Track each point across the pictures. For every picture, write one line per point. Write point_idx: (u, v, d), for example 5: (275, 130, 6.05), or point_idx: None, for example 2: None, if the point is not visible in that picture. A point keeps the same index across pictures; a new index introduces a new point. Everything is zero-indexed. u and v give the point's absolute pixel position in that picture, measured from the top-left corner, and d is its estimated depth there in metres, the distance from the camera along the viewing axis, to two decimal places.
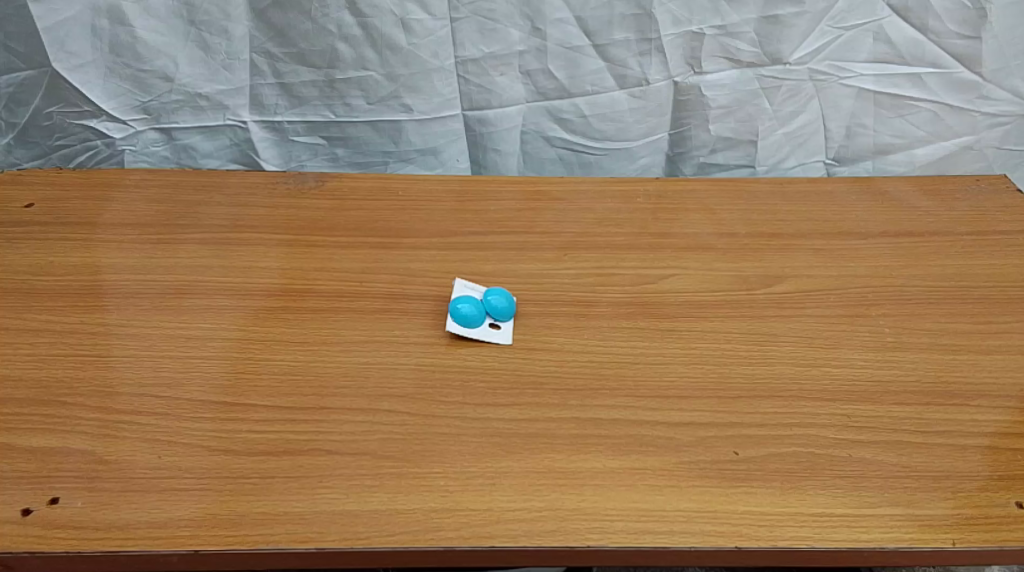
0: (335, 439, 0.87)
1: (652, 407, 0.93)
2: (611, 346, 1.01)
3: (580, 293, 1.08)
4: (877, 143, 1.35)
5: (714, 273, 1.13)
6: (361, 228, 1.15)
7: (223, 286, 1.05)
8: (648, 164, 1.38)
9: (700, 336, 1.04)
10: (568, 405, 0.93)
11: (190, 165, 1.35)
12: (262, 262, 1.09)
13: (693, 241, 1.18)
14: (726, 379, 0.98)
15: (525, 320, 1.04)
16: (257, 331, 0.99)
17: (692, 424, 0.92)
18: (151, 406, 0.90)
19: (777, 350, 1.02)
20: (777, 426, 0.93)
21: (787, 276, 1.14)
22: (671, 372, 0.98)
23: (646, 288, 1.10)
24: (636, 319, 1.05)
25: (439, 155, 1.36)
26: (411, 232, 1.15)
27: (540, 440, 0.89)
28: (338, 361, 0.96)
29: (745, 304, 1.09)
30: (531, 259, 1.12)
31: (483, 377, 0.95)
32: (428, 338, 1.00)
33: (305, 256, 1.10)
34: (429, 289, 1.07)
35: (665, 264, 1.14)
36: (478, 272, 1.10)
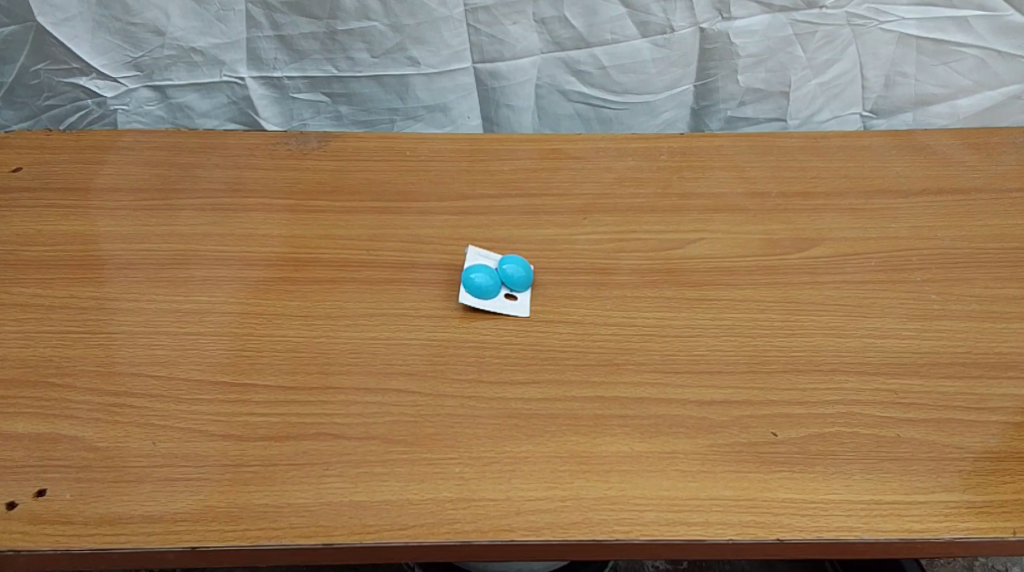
0: (340, 423, 0.80)
1: (682, 384, 0.87)
2: (636, 317, 0.94)
3: (602, 260, 1.01)
4: (917, 93, 1.27)
5: (746, 237, 1.06)
6: (367, 192, 1.08)
7: (221, 255, 0.98)
8: (672, 119, 1.29)
9: (732, 306, 0.97)
10: (591, 382, 0.86)
11: (187, 125, 1.28)
12: (263, 230, 1.02)
13: (722, 202, 1.10)
14: (762, 353, 0.91)
15: (543, 290, 0.97)
16: (256, 306, 0.92)
17: (726, 402, 0.85)
18: (144, 386, 0.83)
19: (814, 321, 0.95)
20: (818, 403, 0.86)
21: (824, 239, 1.06)
22: (702, 345, 0.92)
23: (673, 254, 1.02)
24: (663, 288, 0.98)
25: (450, 112, 1.28)
26: (421, 195, 1.08)
27: (562, 422, 0.82)
28: (343, 337, 0.89)
29: (780, 270, 1.01)
30: (548, 223, 1.05)
31: (499, 353, 0.89)
32: (439, 311, 0.93)
33: (308, 223, 1.03)
34: (440, 257, 1.00)
35: (692, 227, 1.06)
36: (492, 238, 1.03)
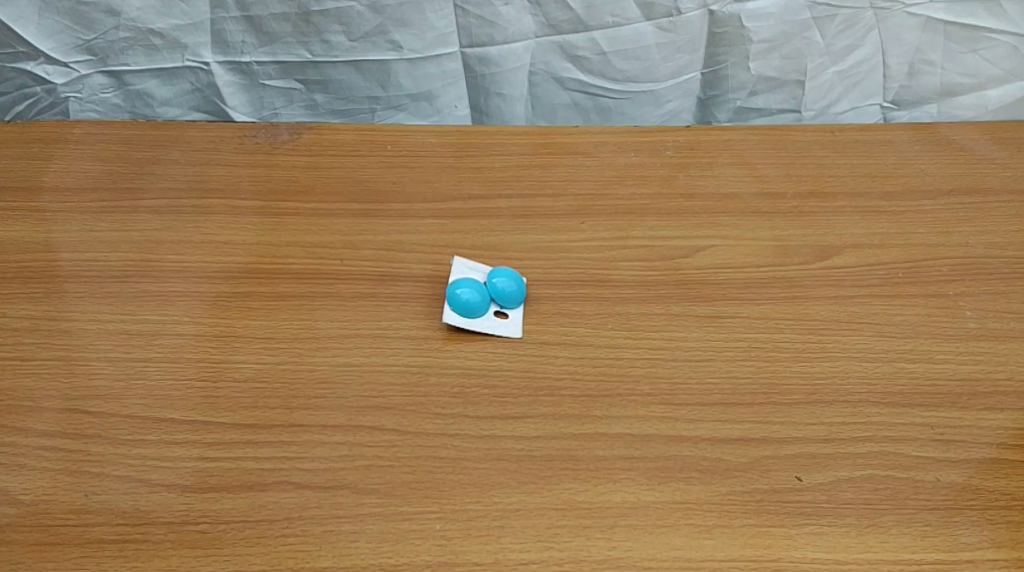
0: (305, 469, 0.71)
1: (693, 418, 0.77)
2: (642, 337, 0.84)
3: (602, 271, 0.91)
4: (944, 83, 1.16)
5: (761, 243, 0.95)
6: (341, 191, 0.97)
7: (176, 267, 0.88)
8: (676, 109, 1.19)
9: (747, 324, 0.87)
10: (591, 417, 0.76)
11: (147, 114, 1.17)
12: (224, 237, 0.91)
13: (735, 202, 1.00)
14: (781, 381, 0.81)
15: (537, 306, 0.86)
16: (213, 327, 0.82)
17: (743, 440, 0.75)
18: (82, 426, 0.73)
19: (839, 343, 0.85)
20: (847, 440, 0.76)
21: (847, 247, 0.96)
22: (715, 372, 0.82)
23: (681, 263, 0.92)
24: (671, 303, 0.88)
25: (435, 101, 1.18)
26: (401, 195, 0.97)
27: (559, 466, 0.72)
28: (310, 365, 0.79)
29: (800, 283, 0.91)
30: (543, 228, 0.95)
31: (487, 383, 0.78)
32: (420, 332, 0.83)
33: (274, 229, 0.92)
34: (422, 268, 0.89)
35: (702, 233, 0.96)
36: (481, 245, 0.92)
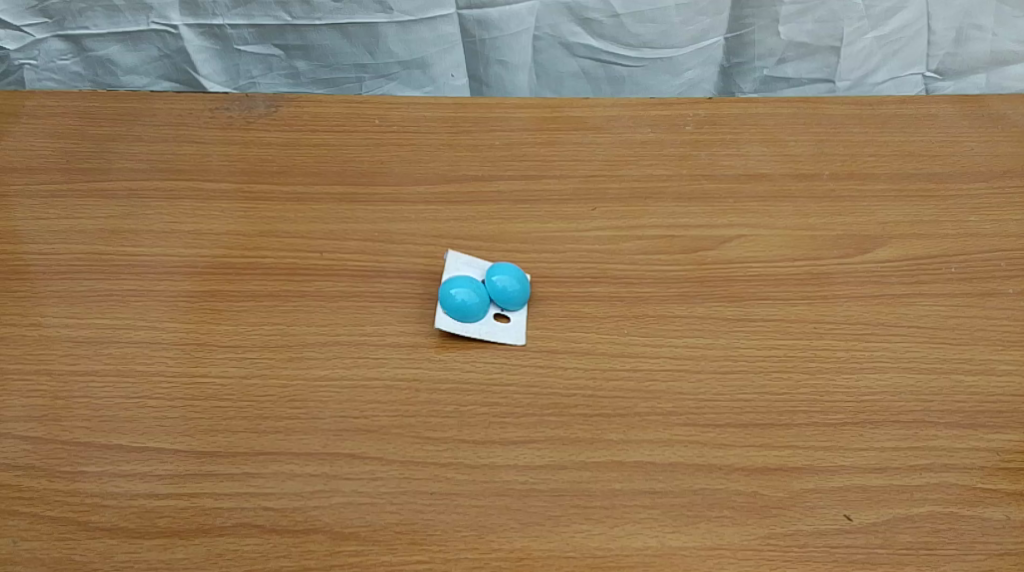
0: (272, 509, 0.61)
1: (723, 444, 0.67)
2: (664, 344, 0.74)
3: (617, 267, 0.80)
4: (994, 51, 1.04)
5: (797, 232, 0.84)
6: (322, 172, 0.86)
7: (131, 262, 0.77)
8: (696, 79, 1.08)
9: (782, 328, 0.76)
10: (606, 442, 0.66)
11: (110, 83, 1.06)
12: (188, 224, 0.80)
13: (766, 184, 0.88)
14: (823, 398, 0.71)
15: (543, 308, 0.76)
16: (171, 332, 0.71)
17: (782, 471, 0.66)
18: (16, 456, 0.63)
19: (887, 351, 0.75)
20: (902, 470, 0.66)
21: (891, 236, 0.85)
22: (748, 387, 0.71)
23: (705, 256, 0.81)
24: (696, 304, 0.77)
25: (429, 69, 1.06)
26: (389, 177, 0.86)
27: (571, 505, 0.63)
28: (282, 379, 0.68)
29: (840, 280, 0.80)
30: (549, 214, 0.83)
31: (486, 401, 0.68)
32: (409, 338, 0.72)
33: (246, 216, 0.81)
34: (412, 261, 0.78)
35: (729, 220, 0.85)
36: (479, 234, 0.81)
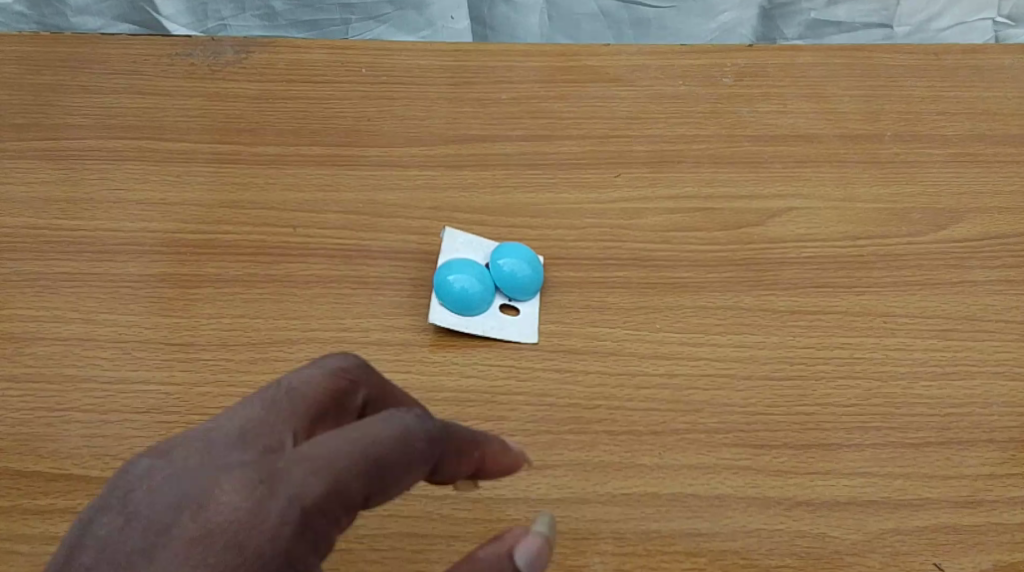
0: None
1: (780, 470, 0.57)
2: (706, 343, 0.62)
3: (643, 245, 0.66)
4: None
5: (846, 206, 0.70)
6: (297, 128, 0.71)
7: (62, 239, 0.64)
8: (731, 23, 0.95)
9: (843, 322, 0.63)
10: (638, 468, 0.57)
11: (59, 25, 0.92)
12: (136, 191, 0.67)
13: (815, 146, 0.73)
14: (901, 411, 0.60)
15: (558, 296, 0.64)
16: (109, 327, 0.60)
17: (853, 507, 0.56)
18: None
19: (973, 351, 0.63)
20: (1002, 503, 0.57)
21: (968, 209, 0.70)
22: (807, 397, 0.60)
23: (752, 233, 0.68)
24: (743, 292, 0.64)
25: (425, 10, 0.94)
26: (377, 136, 0.71)
27: (609, 552, 0.54)
28: (240, 388, 0.58)
29: (912, 263, 0.67)
30: (566, 180, 0.70)
31: (491, 415, 0.58)
32: (398, 335, 0.61)
33: (207, 182, 0.68)
34: (402, 238, 0.66)
35: (779, 188, 0.70)
36: (482, 207, 0.68)
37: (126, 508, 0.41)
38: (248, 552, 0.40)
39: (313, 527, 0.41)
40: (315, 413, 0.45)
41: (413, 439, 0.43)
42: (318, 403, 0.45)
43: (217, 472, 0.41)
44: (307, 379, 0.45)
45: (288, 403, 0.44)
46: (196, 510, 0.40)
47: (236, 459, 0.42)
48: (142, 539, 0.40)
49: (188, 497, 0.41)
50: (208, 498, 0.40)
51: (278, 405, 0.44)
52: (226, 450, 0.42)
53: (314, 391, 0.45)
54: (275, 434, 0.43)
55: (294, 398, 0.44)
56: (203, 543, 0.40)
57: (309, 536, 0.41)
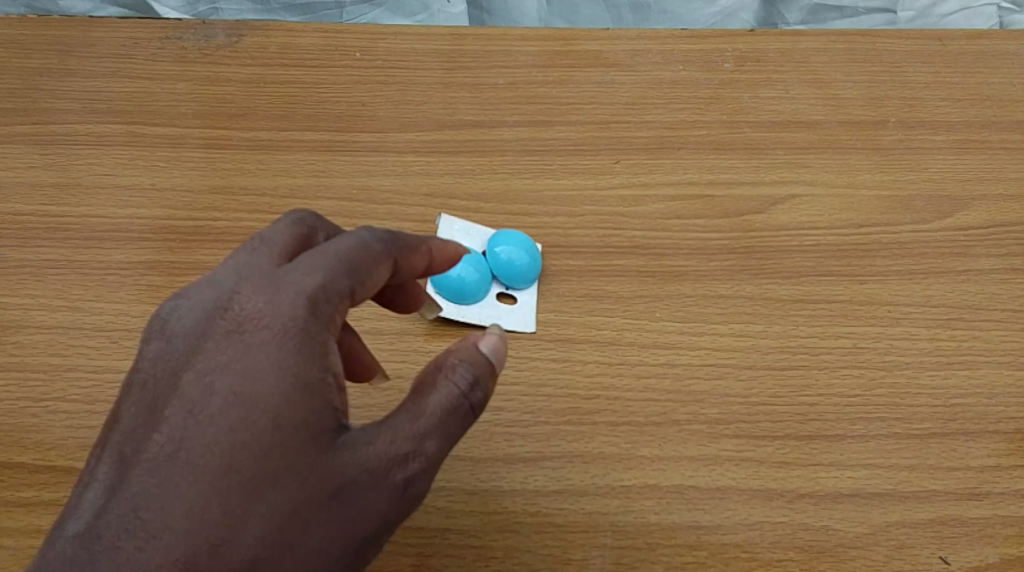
0: None
1: (782, 462, 0.56)
2: (707, 333, 0.61)
3: (642, 233, 0.65)
4: None
5: (845, 197, 0.68)
6: (289, 112, 0.69)
7: (49, 226, 0.63)
8: (732, 7, 0.93)
9: (847, 311, 0.62)
10: (638, 460, 0.56)
11: (47, 8, 0.91)
12: (124, 177, 0.66)
13: (817, 133, 0.71)
14: (905, 402, 0.59)
15: (556, 284, 0.62)
16: (95, 316, 0.59)
17: (856, 499, 0.56)
18: None
19: (979, 341, 0.62)
20: (1009, 495, 0.56)
21: (974, 196, 0.68)
22: (810, 388, 0.59)
23: (754, 221, 0.66)
24: (744, 280, 0.63)
25: None
26: (372, 120, 0.70)
27: (608, 545, 0.54)
28: None
29: (918, 251, 0.65)
30: (564, 166, 0.68)
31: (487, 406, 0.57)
32: (393, 324, 0.60)
33: (197, 168, 0.66)
34: (397, 226, 0.65)
35: (780, 174, 0.68)
36: (478, 193, 0.66)
37: (163, 329, 0.46)
38: (274, 334, 0.45)
39: (326, 309, 0.46)
40: (304, 236, 0.49)
41: (373, 247, 0.48)
42: (303, 232, 0.49)
43: (233, 283, 0.46)
44: (289, 216, 0.50)
45: (279, 230, 0.49)
46: (224, 312, 0.46)
47: (246, 275, 0.47)
48: (185, 346, 0.46)
49: (213, 305, 0.46)
50: (233, 303, 0.46)
51: (271, 233, 0.49)
52: (233, 266, 0.47)
53: (287, 229, 0.49)
54: (270, 253, 0.48)
55: (283, 226, 0.49)
56: (236, 334, 0.45)
57: (324, 317, 0.46)
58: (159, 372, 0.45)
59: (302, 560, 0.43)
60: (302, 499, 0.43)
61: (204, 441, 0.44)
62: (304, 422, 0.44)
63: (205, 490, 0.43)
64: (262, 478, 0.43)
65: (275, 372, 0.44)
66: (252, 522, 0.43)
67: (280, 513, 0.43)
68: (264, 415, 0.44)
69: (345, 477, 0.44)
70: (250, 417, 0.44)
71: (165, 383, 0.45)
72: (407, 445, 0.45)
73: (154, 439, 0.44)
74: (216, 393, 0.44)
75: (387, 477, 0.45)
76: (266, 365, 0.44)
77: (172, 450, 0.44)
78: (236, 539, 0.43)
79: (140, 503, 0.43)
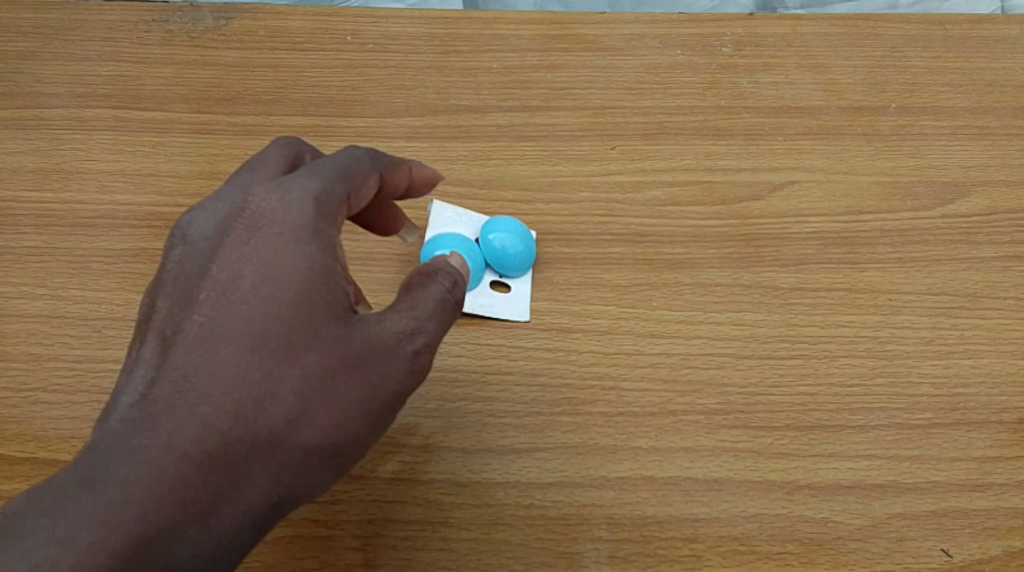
0: None
1: (781, 453, 0.55)
2: (705, 322, 0.59)
3: (640, 220, 0.64)
4: None
5: (847, 181, 0.66)
6: (278, 96, 0.68)
7: (31, 212, 0.62)
8: None
9: (847, 300, 0.61)
10: (634, 451, 0.55)
11: None
12: (108, 162, 0.64)
13: (819, 118, 0.69)
14: (907, 392, 0.58)
15: (551, 273, 0.61)
16: (77, 305, 0.58)
17: (856, 491, 0.55)
18: None
19: (981, 330, 0.60)
20: (1011, 487, 0.55)
21: (977, 182, 0.67)
22: (810, 377, 0.58)
23: (752, 208, 0.65)
24: (743, 268, 0.62)
25: None
26: (363, 105, 0.68)
27: (603, 538, 0.53)
28: None
29: (920, 239, 0.64)
30: (560, 152, 0.66)
31: (480, 397, 0.56)
32: None
33: (184, 153, 0.65)
34: None
35: (780, 161, 0.67)
36: (472, 179, 0.65)
37: (184, 237, 0.48)
38: (290, 230, 0.47)
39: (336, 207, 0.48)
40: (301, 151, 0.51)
41: (363, 161, 0.50)
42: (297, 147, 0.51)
43: (245, 188, 0.48)
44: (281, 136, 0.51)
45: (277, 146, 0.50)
46: (239, 214, 0.47)
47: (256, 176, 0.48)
48: (207, 249, 0.47)
49: (228, 210, 0.48)
50: (248, 206, 0.47)
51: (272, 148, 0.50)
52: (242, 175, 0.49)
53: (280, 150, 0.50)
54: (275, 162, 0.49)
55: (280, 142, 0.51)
56: (253, 233, 0.47)
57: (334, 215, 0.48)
58: (186, 273, 0.47)
59: (334, 419, 0.46)
60: (331, 366, 0.46)
61: (237, 318, 0.46)
62: (326, 300, 0.46)
63: (243, 362, 0.46)
64: (292, 348, 0.46)
65: (296, 266, 0.46)
66: (288, 387, 0.46)
67: (313, 379, 0.46)
68: (290, 303, 0.46)
69: (363, 347, 0.47)
70: (276, 306, 0.46)
71: (193, 284, 0.47)
72: (414, 322, 0.48)
73: (189, 321, 0.46)
74: (244, 278, 0.46)
75: (398, 350, 0.47)
76: (290, 249, 0.46)
77: (207, 340, 0.46)
78: (274, 404, 0.46)
79: (182, 379, 0.46)
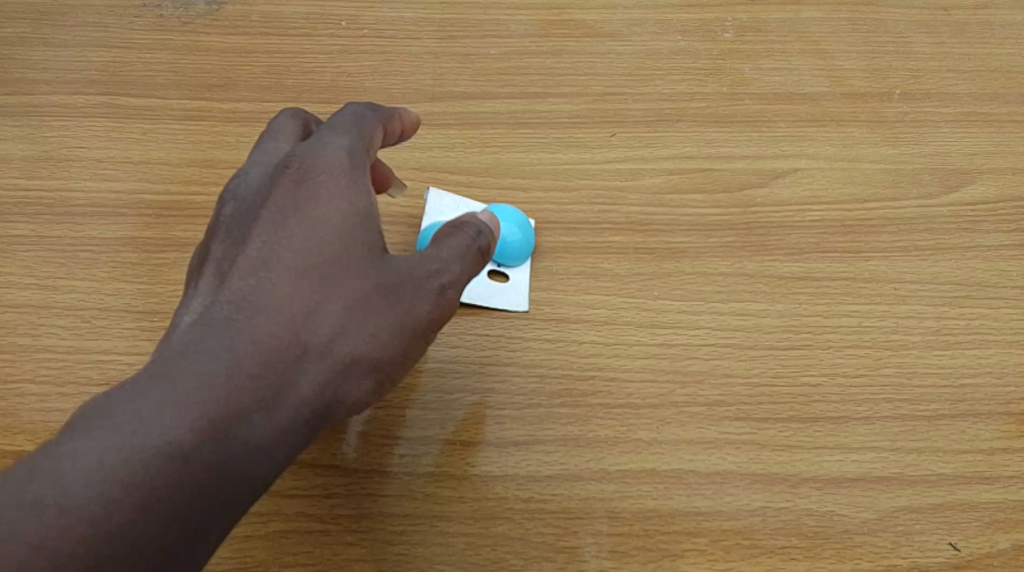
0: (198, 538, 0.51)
1: (785, 446, 0.54)
2: (707, 313, 0.58)
3: (640, 209, 0.62)
4: None
5: (852, 169, 0.65)
6: (270, 83, 0.67)
7: (19, 201, 0.61)
8: None
9: (852, 290, 0.60)
10: (635, 444, 0.54)
11: None
12: (98, 149, 0.63)
13: (823, 105, 0.68)
14: (913, 383, 0.57)
15: (550, 262, 0.60)
16: (66, 295, 0.57)
17: (862, 483, 0.54)
18: None
19: (988, 320, 0.59)
20: (1018, 479, 0.54)
21: (983, 170, 0.66)
22: (814, 368, 0.57)
23: (754, 196, 0.63)
24: (745, 257, 0.61)
25: None
26: (358, 92, 0.67)
27: (604, 531, 0.52)
28: None
29: (925, 228, 0.63)
30: (558, 139, 0.65)
31: (478, 388, 0.55)
32: None
33: (176, 140, 0.64)
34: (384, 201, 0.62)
35: (783, 148, 0.66)
36: (469, 167, 0.64)
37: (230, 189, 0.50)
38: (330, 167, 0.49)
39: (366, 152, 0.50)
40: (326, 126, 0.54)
41: (370, 115, 0.51)
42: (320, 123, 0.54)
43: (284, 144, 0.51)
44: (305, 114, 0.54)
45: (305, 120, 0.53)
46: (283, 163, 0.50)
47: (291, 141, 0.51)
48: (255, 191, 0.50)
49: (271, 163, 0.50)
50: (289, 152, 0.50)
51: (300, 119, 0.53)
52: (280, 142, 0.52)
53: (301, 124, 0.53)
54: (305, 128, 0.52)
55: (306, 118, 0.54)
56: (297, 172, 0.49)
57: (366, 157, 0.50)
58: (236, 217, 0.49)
59: (375, 338, 0.48)
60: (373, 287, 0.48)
61: (286, 244, 0.48)
62: (365, 231, 0.49)
63: (292, 283, 0.47)
64: (336, 271, 0.48)
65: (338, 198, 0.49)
66: (331, 310, 0.47)
67: (356, 300, 0.48)
68: (333, 230, 0.48)
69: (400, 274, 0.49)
70: (322, 235, 0.48)
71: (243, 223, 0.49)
72: (440, 262, 0.49)
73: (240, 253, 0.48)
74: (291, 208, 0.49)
75: (433, 277, 0.49)
76: (332, 187, 0.49)
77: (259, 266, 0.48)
78: (320, 322, 0.47)
79: (235, 299, 0.47)
